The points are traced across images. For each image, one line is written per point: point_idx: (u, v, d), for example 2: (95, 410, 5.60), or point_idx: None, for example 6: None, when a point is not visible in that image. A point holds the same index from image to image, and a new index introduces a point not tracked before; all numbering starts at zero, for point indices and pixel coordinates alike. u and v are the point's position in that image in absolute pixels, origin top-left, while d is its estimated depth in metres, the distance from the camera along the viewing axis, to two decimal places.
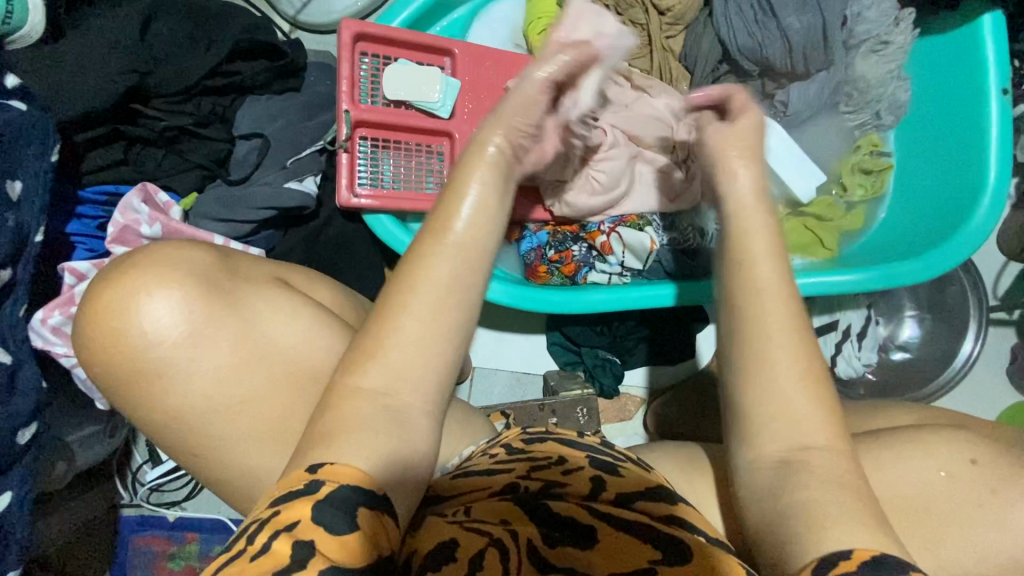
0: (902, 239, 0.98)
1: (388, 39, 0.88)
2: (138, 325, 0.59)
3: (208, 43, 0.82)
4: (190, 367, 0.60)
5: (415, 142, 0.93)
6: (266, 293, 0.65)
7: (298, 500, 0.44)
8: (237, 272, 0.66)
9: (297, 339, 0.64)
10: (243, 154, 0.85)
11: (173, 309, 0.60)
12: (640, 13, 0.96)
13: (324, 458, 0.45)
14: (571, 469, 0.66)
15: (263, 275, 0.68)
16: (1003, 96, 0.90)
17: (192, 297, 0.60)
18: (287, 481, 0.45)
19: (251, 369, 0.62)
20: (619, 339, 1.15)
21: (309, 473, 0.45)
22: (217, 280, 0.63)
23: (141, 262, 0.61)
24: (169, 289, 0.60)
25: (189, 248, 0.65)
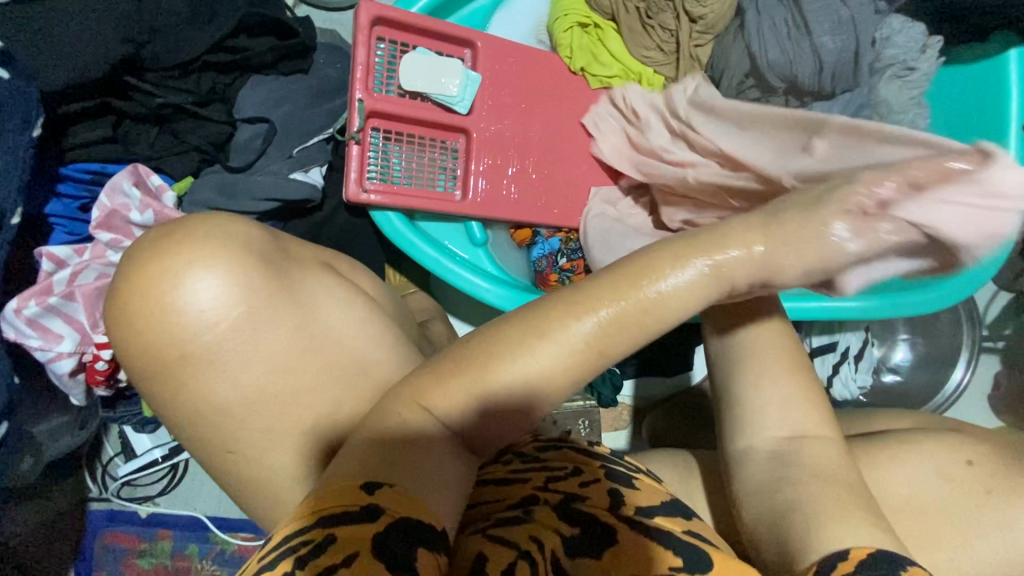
0: (910, 267, 0.98)
1: (408, 25, 0.82)
2: (190, 303, 0.51)
3: (210, 15, 0.76)
4: (244, 354, 0.53)
5: (429, 136, 0.89)
6: (322, 279, 0.59)
7: (354, 526, 0.39)
8: (289, 251, 0.59)
9: (350, 328, 0.58)
10: (247, 138, 0.78)
11: (224, 287, 0.52)
12: (670, 18, 0.91)
13: (382, 479, 0.42)
14: (590, 480, 0.65)
15: (313, 259, 0.61)
16: (1023, 132, 0.90)
17: (254, 276, 0.53)
18: (337, 493, 0.41)
19: (305, 358, 0.55)
20: (619, 349, 1.14)
21: (365, 492, 0.41)
22: (273, 258, 0.56)
23: (191, 231, 0.53)
24: (228, 264, 0.52)
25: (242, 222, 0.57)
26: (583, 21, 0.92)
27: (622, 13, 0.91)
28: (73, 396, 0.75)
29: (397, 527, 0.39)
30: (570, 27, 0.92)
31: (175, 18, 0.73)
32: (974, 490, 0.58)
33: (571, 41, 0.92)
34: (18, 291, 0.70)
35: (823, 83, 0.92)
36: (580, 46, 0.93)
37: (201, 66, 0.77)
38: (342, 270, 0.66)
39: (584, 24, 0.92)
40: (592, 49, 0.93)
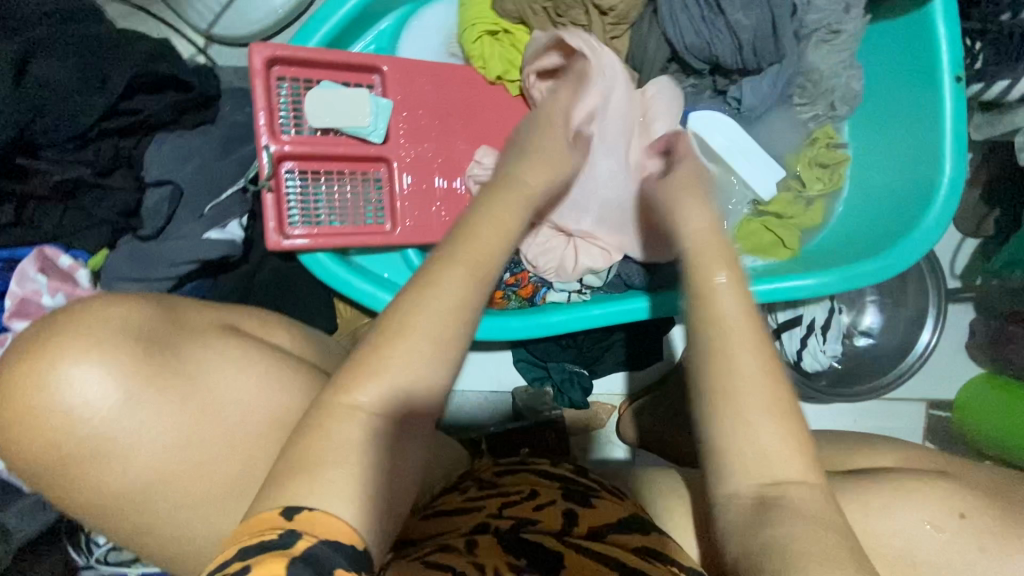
0: (856, 236, 0.96)
1: (307, 61, 0.80)
2: (71, 401, 0.54)
3: (99, 79, 0.74)
4: (139, 438, 0.56)
5: (350, 170, 0.86)
6: (215, 348, 0.63)
7: (269, 557, 0.37)
8: (180, 324, 0.63)
9: (252, 387, 0.63)
10: (154, 204, 0.76)
11: (103, 380, 0.55)
12: (581, 13, 0.88)
13: (302, 502, 0.41)
14: (542, 503, 0.66)
15: (211, 324, 0.66)
16: (956, 84, 0.86)
17: (137, 359, 0.57)
18: (254, 526, 0.40)
19: (202, 426, 0.59)
20: (585, 351, 1.13)
21: (285, 517, 0.40)
22: (159, 339, 0.60)
23: (78, 319, 0.57)
24: (108, 357, 0.55)
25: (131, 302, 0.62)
26: (491, 29, 0.88)
27: (530, 14, 0.87)
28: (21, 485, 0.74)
29: (321, 545, 0.39)
30: (479, 37, 0.89)
31: (58, 89, 0.72)
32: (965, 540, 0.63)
33: (483, 50, 0.89)
34: None
35: (747, 60, 0.90)
36: (494, 56, 0.89)
37: (99, 133, 0.75)
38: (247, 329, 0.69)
39: (493, 31, 0.89)
40: (506, 56, 0.90)
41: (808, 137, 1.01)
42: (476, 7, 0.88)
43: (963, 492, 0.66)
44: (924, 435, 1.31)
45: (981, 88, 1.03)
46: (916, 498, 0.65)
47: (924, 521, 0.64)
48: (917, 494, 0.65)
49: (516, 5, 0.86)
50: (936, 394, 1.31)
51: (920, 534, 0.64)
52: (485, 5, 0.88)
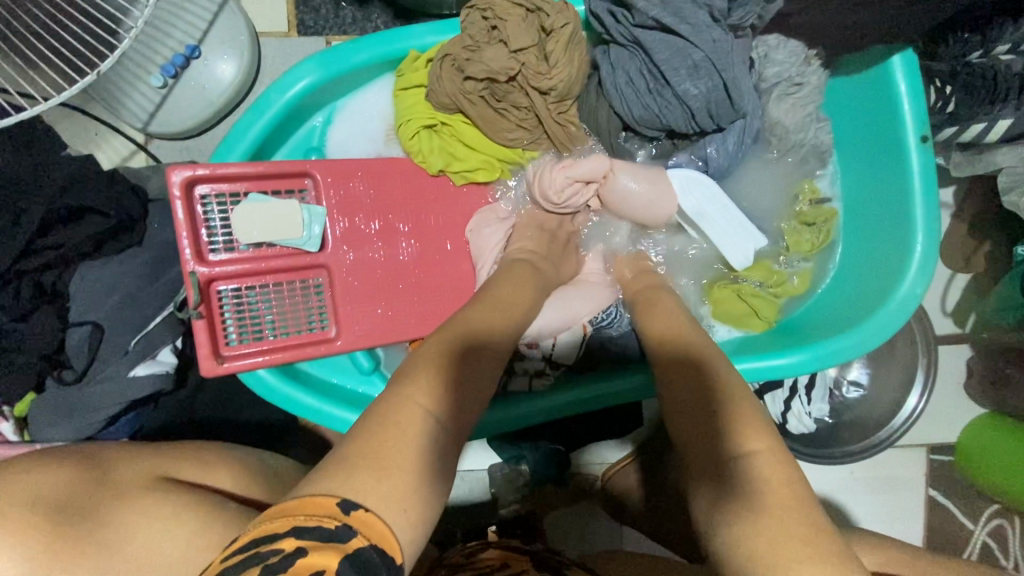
0: (834, 304, 0.91)
1: (231, 176, 0.77)
2: None
3: (13, 220, 0.72)
4: None
5: (289, 280, 0.82)
6: (139, 504, 0.59)
7: (327, 546, 0.39)
8: (107, 480, 0.60)
9: (174, 551, 0.57)
10: (77, 343, 0.73)
11: (5, 560, 0.52)
12: (520, 95, 0.83)
13: (358, 501, 0.42)
14: (513, 573, 0.77)
15: (141, 479, 0.62)
16: (922, 143, 0.81)
17: (42, 533, 0.53)
18: (310, 506, 0.41)
19: None
20: (559, 427, 1.08)
21: (341, 511, 0.41)
22: (78, 498, 0.57)
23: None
24: (13, 533, 0.52)
25: (56, 465, 0.59)
26: (427, 123, 0.85)
27: (466, 103, 0.83)
28: None
29: (371, 551, 0.40)
30: (416, 133, 0.85)
31: None
32: None
33: (422, 146, 0.86)
34: None
35: (703, 123, 0.83)
36: (433, 148, 0.86)
37: (18, 274, 0.72)
38: (182, 478, 0.66)
39: (430, 125, 0.85)
40: (445, 147, 0.86)
41: (788, 196, 0.96)
42: (412, 99, 0.85)
43: None
44: (929, 482, 1.24)
45: (956, 131, 0.96)
46: None
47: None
48: None
49: (449, 96, 0.82)
50: (938, 438, 1.24)
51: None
52: (420, 95, 0.85)
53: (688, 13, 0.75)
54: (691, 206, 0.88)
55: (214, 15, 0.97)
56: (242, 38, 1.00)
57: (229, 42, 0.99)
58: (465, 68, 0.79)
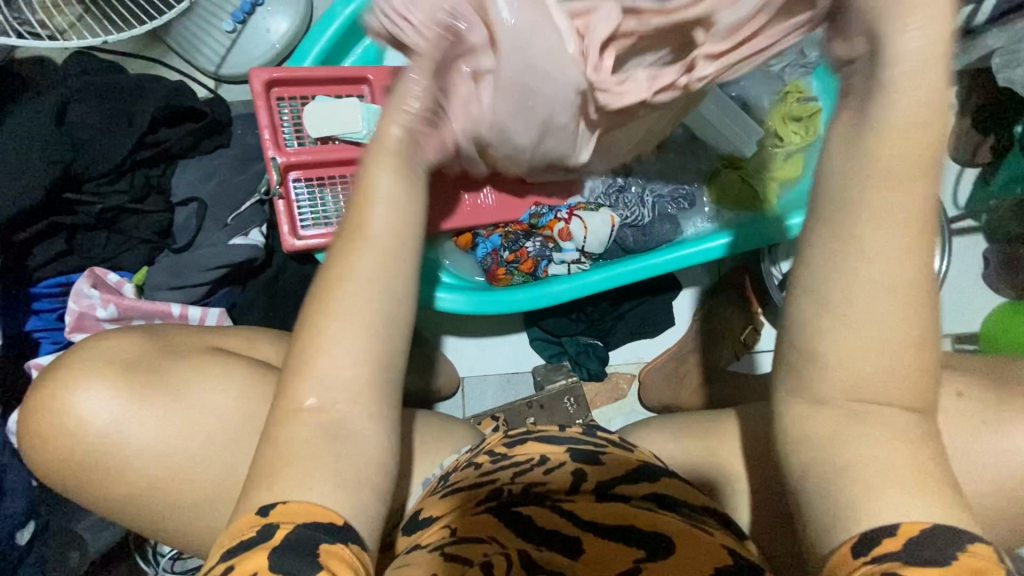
0: (841, 172, 0.99)
1: (301, 79, 0.89)
2: (84, 415, 0.65)
3: (128, 118, 0.84)
4: (127, 445, 0.65)
5: (352, 172, 0.93)
6: (194, 364, 0.71)
7: (251, 552, 0.45)
8: (172, 347, 0.73)
9: (231, 392, 0.69)
10: (183, 220, 0.86)
11: (103, 401, 0.66)
12: None
13: (276, 499, 0.48)
14: (555, 466, 0.67)
15: (197, 347, 0.74)
16: None
17: (118, 381, 0.67)
18: (236, 529, 0.48)
19: (190, 430, 0.67)
20: (597, 322, 1.17)
21: (260, 516, 0.47)
22: (142, 362, 0.69)
23: (82, 356, 0.69)
24: (106, 380, 0.67)
25: (124, 336, 0.73)
26: None
27: None
28: None
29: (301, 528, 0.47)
30: None
31: (95, 130, 0.82)
32: None
33: None
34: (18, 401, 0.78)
35: None
36: None
37: (132, 165, 0.84)
38: (232, 348, 0.77)
39: None
40: None
41: (777, 96, 1.06)
42: None
43: None
44: None
45: None
46: None
47: None
48: None
49: None
50: (961, 327, 1.29)
51: None
52: None
53: None
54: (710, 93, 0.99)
55: None
56: None
57: None
58: None
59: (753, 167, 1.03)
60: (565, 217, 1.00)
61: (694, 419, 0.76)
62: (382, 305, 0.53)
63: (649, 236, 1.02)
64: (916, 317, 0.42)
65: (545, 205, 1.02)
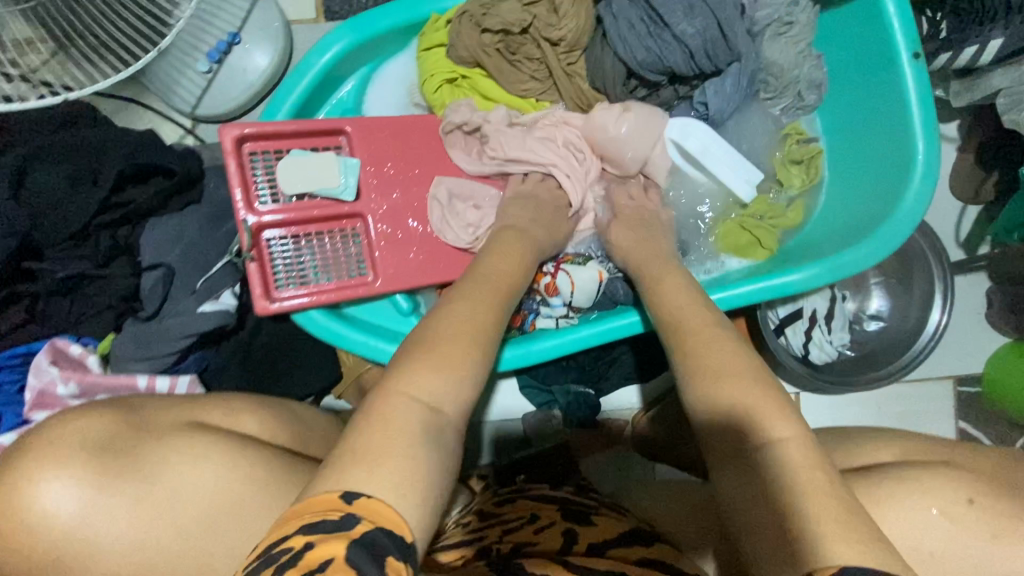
0: (841, 224, 0.95)
1: (275, 134, 0.85)
2: (45, 511, 0.55)
3: (92, 179, 0.81)
4: (95, 543, 0.56)
5: (329, 229, 0.90)
6: (180, 442, 0.63)
7: (329, 538, 0.41)
8: (147, 425, 0.63)
9: (214, 477, 0.62)
10: (149, 286, 0.81)
11: (70, 493, 0.56)
12: (533, 48, 0.91)
13: (360, 489, 0.44)
14: (545, 526, 0.75)
15: (176, 422, 0.67)
16: (915, 61, 0.86)
17: (89, 468, 0.57)
18: (308, 508, 0.43)
19: (162, 525, 0.59)
20: (588, 370, 1.13)
21: (344, 502, 0.44)
22: (120, 440, 0.60)
23: (41, 441, 0.58)
24: (73, 469, 0.56)
25: (92, 415, 0.62)
26: (449, 77, 0.93)
27: (485, 57, 0.91)
28: None
29: (378, 531, 0.42)
30: (439, 86, 0.93)
31: (57, 194, 0.78)
32: (976, 526, 0.61)
33: (445, 98, 0.94)
34: None
35: (702, 66, 0.91)
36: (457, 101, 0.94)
37: (96, 228, 0.81)
38: (215, 423, 0.71)
39: (451, 79, 0.93)
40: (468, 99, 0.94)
41: (779, 134, 1.03)
42: (432, 57, 0.93)
43: (970, 474, 0.64)
44: (956, 414, 1.25)
45: (950, 57, 1.00)
46: (927, 491, 0.63)
47: (931, 507, 0.62)
48: (928, 485, 0.63)
49: (468, 51, 0.90)
50: (963, 369, 1.25)
51: (930, 523, 0.62)
52: (440, 54, 0.92)
53: None
54: (692, 147, 0.96)
55: (252, 6, 1.07)
56: (276, 24, 1.09)
57: (264, 28, 1.08)
58: (482, 22, 0.87)
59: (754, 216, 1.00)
60: (551, 271, 0.96)
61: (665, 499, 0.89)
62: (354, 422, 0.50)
63: (641, 289, 0.97)
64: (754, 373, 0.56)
65: None
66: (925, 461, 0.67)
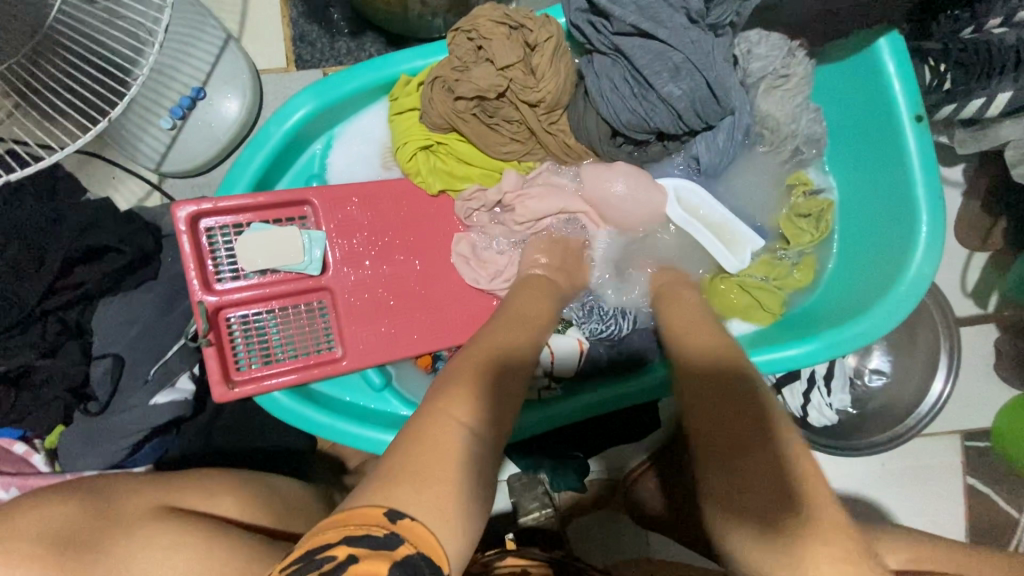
0: (846, 293, 0.89)
1: (234, 208, 0.80)
2: None
3: (39, 260, 0.76)
4: None
5: (292, 304, 0.84)
6: (147, 533, 0.59)
7: (373, 553, 0.39)
8: (115, 514, 0.60)
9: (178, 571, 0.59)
10: (100, 374, 0.76)
11: None
12: (512, 110, 0.85)
13: (405, 509, 0.43)
14: None
15: (144, 508, 0.63)
16: (918, 123, 0.81)
17: (47, 564, 0.54)
18: (360, 519, 0.42)
19: None
20: (576, 433, 1.08)
21: (387, 519, 0.42)
22: (85, 533, 0.57)
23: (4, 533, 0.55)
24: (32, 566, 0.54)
25: (60, 500, 0.60)
26: (424, 144, 0.86)
27: (461, 121, 0.85)
28: None
29: (419, 556, 0.41)
30: (413, 155, 0.87)
31: (2, 280, 0.74)
32: None
33: (419, 167, 0.88)
34: None
35: (691, 124, 0.84)
36: (432, 168, 0.88)
37: (44, 313, 0.76)
38: (186, 506, 0.66)
39: (426, 146, 0.87)
40: (443, 165, 0.88)
41: (783, 187, 0.97)
42: (405, 121, 0.87)
43: None
44: (964, 469, 1.19)
45: (955, 108, 0.95)
46: None
47: None
48: None
49: (443, 117, 0.84)
50: (970, 421, 1.19)
51: None
52: (414, 117, 0.87)
53: (664, 16, 0.78)
54: (677, 212, 0.92)
55: (216, 57, 1.02)
56: (243, 76, 1.05)
57: (231, 81, 1.04)
58: (454, 88, 0.81)
59: (755, 277, 0.94)
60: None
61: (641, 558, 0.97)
62: None
63: (626, 355, 0.94)
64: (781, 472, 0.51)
65: None
66: (927, 564, 0.62)
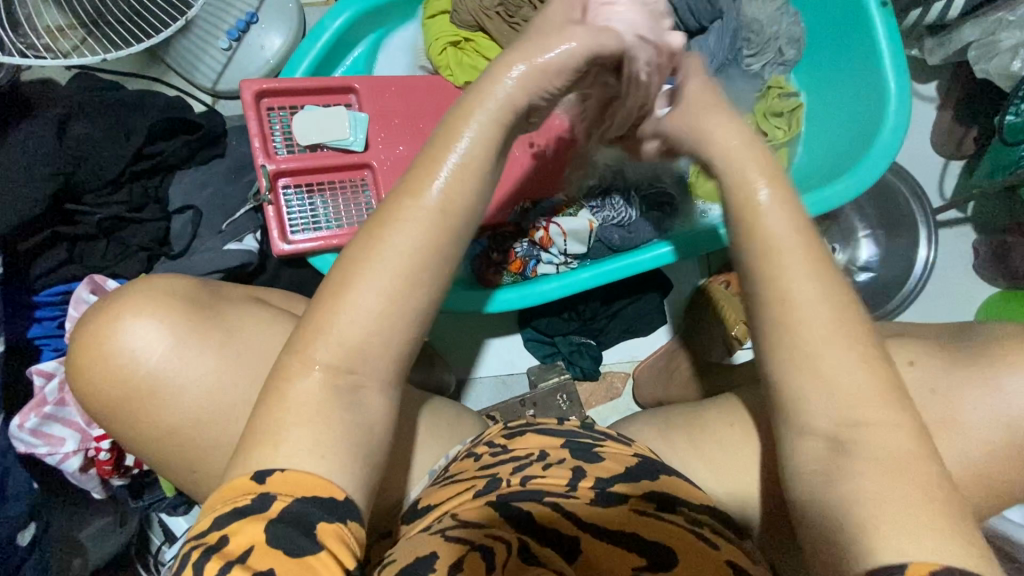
0: (821, 168, 1.00)
1: (291, 90, 0.92)
2: (132, 346, 0.63)
3: (126, 131, 0.87)
4: (171, 392, 0.64)
5: (339, 179, 0.96)
6: (247, 308, 0.71)
7: (247, 524, 0.46)
8: (219, 294, 0.72)
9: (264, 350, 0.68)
10: (180, 228, 0.90)
11: (154, 332, 0.64)
12: (531, 10, 0.97)
13: (273, 465, 0.48)
14: (552, 462, 0.67)
15: (241, 296, 0.73)
16: (884, 9, 0.93)
17: (175, 310, 0.65)
18: (229, 493, 0.48)
19: (232, 374, 0.66)
20: (589, 322, 1.17)
21: (257, 481, 0.48)
22: (199, 300, 0.69)
23: (123, 299, 0.65)
24: (159, 313, 0.64)
25: (164, 279, 0.70)
26: (453, 40, 0.99)
27: (486, 20, 0.97)
28: (92, 489, 0.85)
29: (296, 505, 0.47)
30: (444, 49, 1.00)
31: (93, 145, 0.84)
32: (921, 386, 0.66)
33: (448, 60, 1.00)
34: (19, 411, 0.81)
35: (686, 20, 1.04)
36: (459, 62, 0.99)
37: (130, 177, 0.87)
38: (273, 300, 0.78)
39: (455, 42, 0.99)
40: (470, 60, 1.00)
41: (761, 91, 1.07)
42: (438, 24, 1.00)
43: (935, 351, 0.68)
44: None
45: (921, 13, 1.08)
46: None
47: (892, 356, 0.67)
48: None
49: (471, 14, 0.97)
50: (956, 316, 1.27)
51: None
52: (445, 20, 1.00)
53: None
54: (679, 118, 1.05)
55: None
56: (290, 6, 1.16)
57: (280, 11, 1.16)
58: None
59: None
60: (544, 225, 1.03)
61: (678, 412, 0.80)
62: (347, 287, 0.52)
63: (635, 231, 1.03)
64: (851, 343, 0.52)
65: (529, 202, 1.04)
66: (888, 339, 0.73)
